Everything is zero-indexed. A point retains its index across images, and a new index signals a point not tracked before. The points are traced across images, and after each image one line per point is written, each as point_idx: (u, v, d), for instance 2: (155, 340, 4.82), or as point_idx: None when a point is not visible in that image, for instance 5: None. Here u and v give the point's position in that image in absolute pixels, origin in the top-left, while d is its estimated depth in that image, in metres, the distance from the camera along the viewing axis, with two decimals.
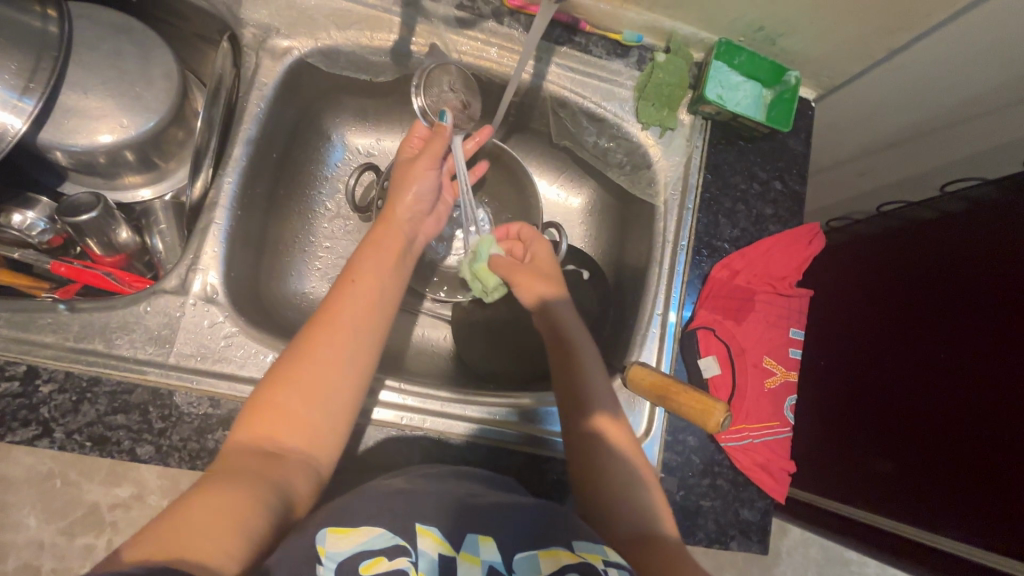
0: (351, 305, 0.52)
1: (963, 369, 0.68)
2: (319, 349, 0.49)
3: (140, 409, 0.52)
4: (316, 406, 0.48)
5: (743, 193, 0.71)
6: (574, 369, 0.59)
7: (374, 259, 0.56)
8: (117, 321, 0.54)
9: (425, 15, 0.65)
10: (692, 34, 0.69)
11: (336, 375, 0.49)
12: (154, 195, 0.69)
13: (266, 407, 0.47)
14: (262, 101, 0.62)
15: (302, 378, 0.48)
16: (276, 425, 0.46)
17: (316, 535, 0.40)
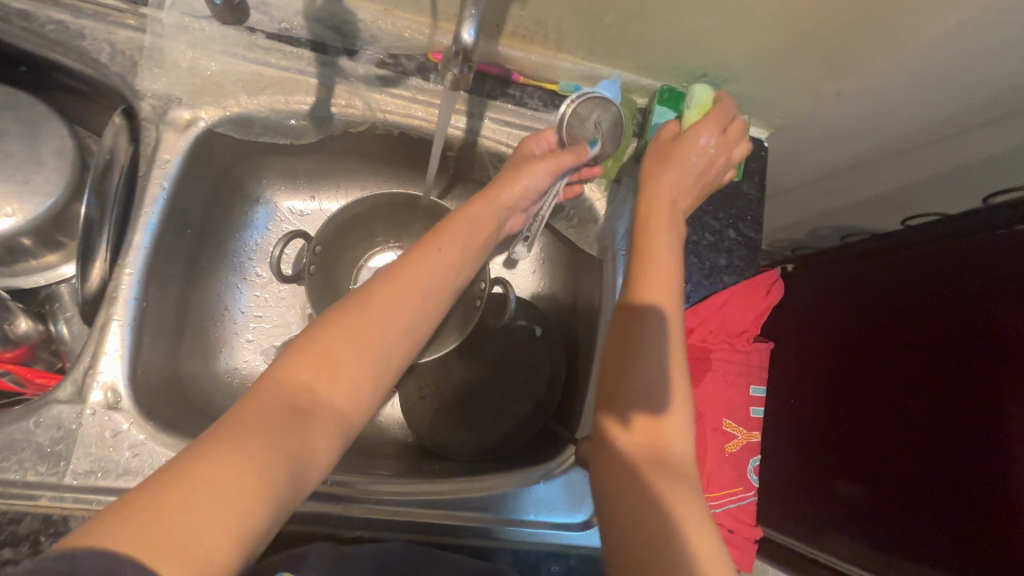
0: (425, 273, 0.49)
1: (948, 393, 0.60)
2: (375, 314, 0.45)
3: (29, 540, 0.47)
4: (368, 362, 0.43)
5: (695, 244, 0.67)
6: (642, 364, 0.48)
7: (460, 228, 0.54)
8: (4, 440, 0.49)
9: (343, 74, 0.60)
10: (633, 81, 0.66)
11: (377, 346, 0.44)
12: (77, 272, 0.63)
13: (315, 350, 0.42)
14: (166, 179, 0.57)
15: (363, 332, 0.44)
16: (316, 375, 0.41)
17: None
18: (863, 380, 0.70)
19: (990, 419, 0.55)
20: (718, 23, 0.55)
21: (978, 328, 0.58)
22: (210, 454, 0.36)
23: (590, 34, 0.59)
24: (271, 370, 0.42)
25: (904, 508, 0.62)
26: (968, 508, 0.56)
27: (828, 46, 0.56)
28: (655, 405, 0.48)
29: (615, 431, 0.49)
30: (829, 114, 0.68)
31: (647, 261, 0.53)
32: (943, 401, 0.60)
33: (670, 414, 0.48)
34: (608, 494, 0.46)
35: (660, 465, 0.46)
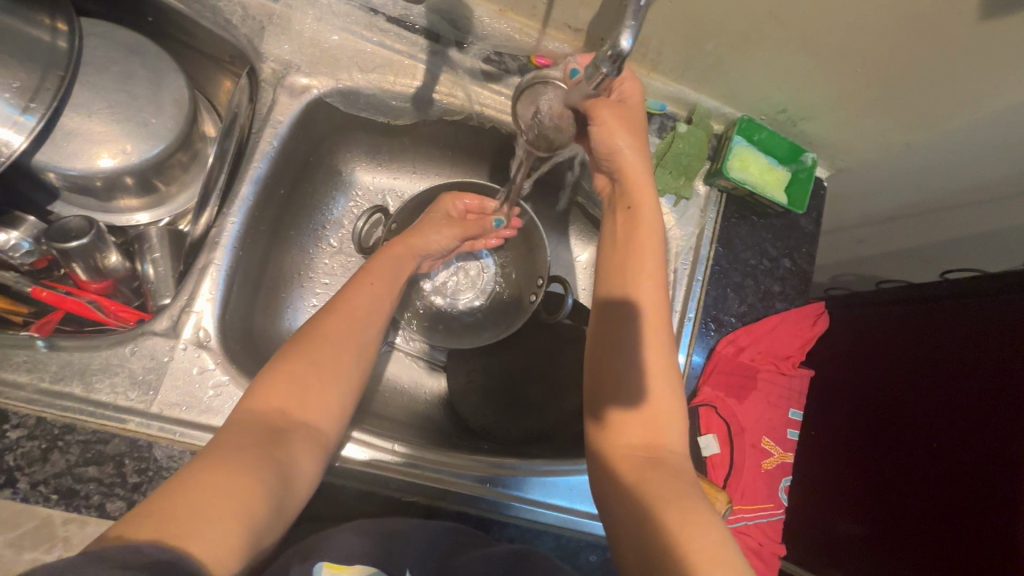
0: (359, 315, 0.54)
1: (957, 431, 0.63)
2: (318, 347, 0.50)
3: (115, 460, 0.49)
4: (332, 377, 0.49)
5: (753, 268, 0.71)
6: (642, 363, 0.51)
7: (388, 261, 0.63)
8: (100, 362, 0.51)
9: (450, 64, 0.64)
10: (715, 107, 0.70)
11: (336, 373, 0.49)
12: (151, 220, 0.66)
13: (279, 380, 0.47)
14: (275, 140, 0.60)
15: (321, 354, 0.49)
16: (284, 397, 0.46)
17: (314, 567, 0.43)
18: (875, 429, 0.73)
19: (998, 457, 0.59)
20: (813, 64, 0.59)
21: (986, 371, 0.62)
22: (213, 467, 0.38)
23: (686, 57, 0.63)
24: (241, 403, 0.46)
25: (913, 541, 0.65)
26: (976, 546, 0.59)
27: (906, 99, 0.61)
28: (643, 403, 0.50)
29: (622, 430, 0.50)
30: (890, 162, 0.72)
31: (635, 256, 0.54)
32: (950, 438, 0.64)
33: (664, 416, 0.50)
34: (621, 505, 0.47)
35: (663, 465, 0.48)
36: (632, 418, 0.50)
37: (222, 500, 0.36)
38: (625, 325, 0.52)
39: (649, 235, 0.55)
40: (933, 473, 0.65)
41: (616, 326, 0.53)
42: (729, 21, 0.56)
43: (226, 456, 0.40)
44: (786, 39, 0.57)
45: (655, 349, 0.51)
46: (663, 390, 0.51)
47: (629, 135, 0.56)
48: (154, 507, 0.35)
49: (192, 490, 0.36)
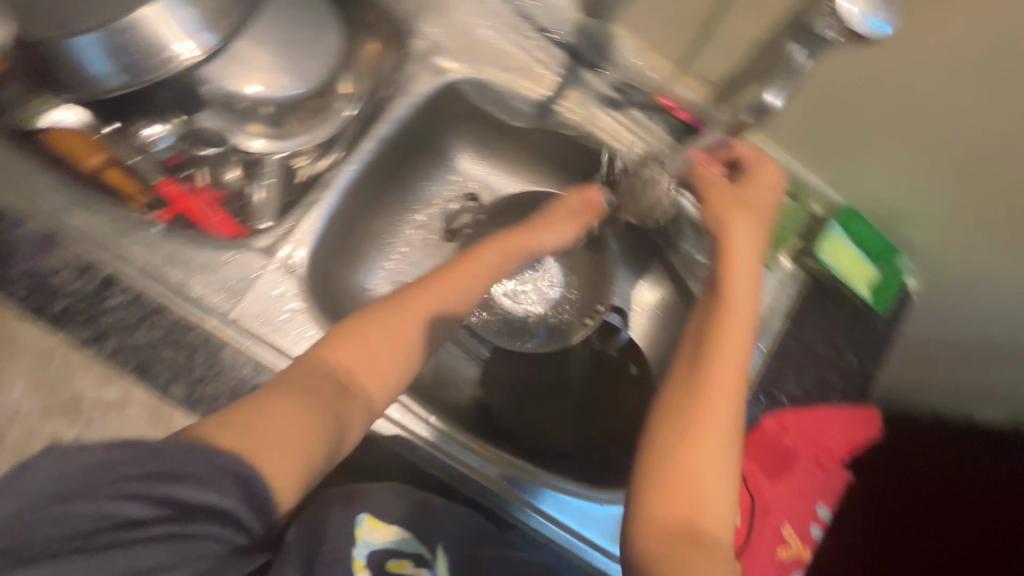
0: (444, 300, 0.57)
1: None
2: (390, 318, 0.53)
3: (189, 349, 0.53)
4: (399, 350, 0.52)
5: (816, 354, 0.70)
6: (692, 435, 0.49)
7: (501, 247, 0.63)
8: (201, 260, 0.56)
9: (580, 83, 0.68)
10: (822, 189, 0.70)
11: (402, 353, 0.52)
12: (265, 149, 0.70)
13: (351, 341, 0.50)
14: (406, 109, 0.65)
15: (396, 326, 0.53)
16: (352, 357, 0.50)
17: (357, 516, 0.49)
18: None
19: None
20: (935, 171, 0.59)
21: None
22: (272, 404, 0.43)
23: (808, 134, 0.64)
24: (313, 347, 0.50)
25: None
26: None
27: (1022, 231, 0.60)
28: (690, 471, 0.48)
29: (665, 498, 0.47)
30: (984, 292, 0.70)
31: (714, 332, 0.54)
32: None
33: (712, 495, 0.47)
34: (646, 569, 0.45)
35: (697, 541, 0.45)
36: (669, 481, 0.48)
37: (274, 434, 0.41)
38: (689, 389, 0.51)
39: (740, 313, 0.54)
40: None
41: (674, 390, 0.52)
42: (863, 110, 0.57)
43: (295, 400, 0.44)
44: (911, 140, 0.59)
45: (715, 420, 0.49)
46: (708, 472, 0.48)
47: (751, 215, 0.59)
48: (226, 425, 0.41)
49: (252, 417, 0.42)
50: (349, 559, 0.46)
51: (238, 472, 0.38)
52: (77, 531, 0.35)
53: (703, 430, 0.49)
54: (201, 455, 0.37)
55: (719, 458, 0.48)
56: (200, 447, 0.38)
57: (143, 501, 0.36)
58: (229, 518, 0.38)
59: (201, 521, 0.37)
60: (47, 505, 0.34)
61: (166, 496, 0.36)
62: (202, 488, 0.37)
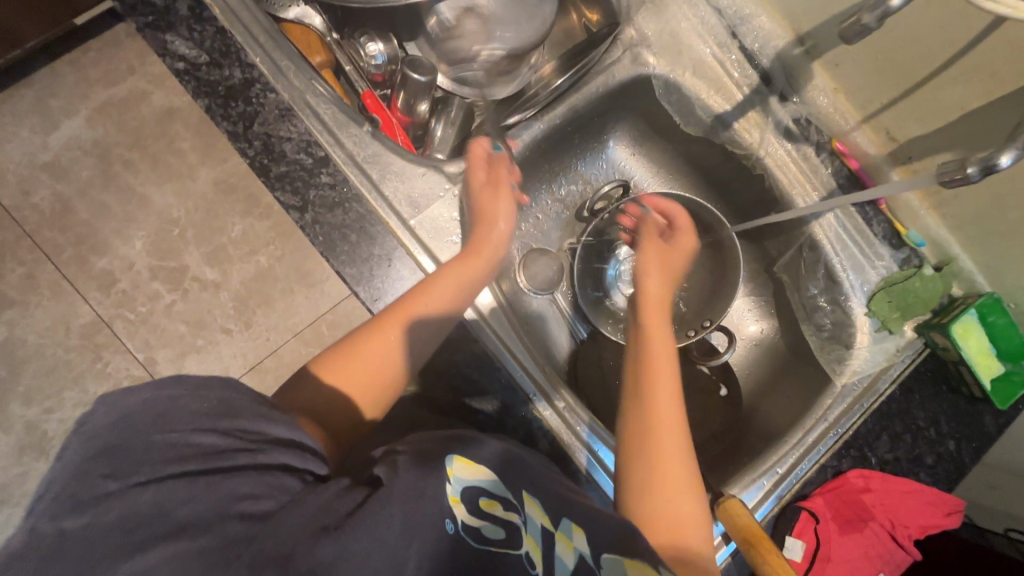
0: (421, 315, 0.53)
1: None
2: (378, 341, 0.52)
3: (370, 240, 0.58)
4: (387, 352, 0.52)
5: (917, 428, 0.70)
6: (655, 493, 0.53)
7: (450, 279, 0.56)
8: (397, 168, 0.61)
9: (764, 107, 0.71)
10: (969, 271, 0.70)
11: (396, 349, 0.52)
12: (443, 83, 0.76)
13: (340, 364, 0.51)
14: (602, 87, 0.70)
15: (374, 334, 0.52)
16: (345, 367, 0.51)
17: (446, 456, 0.44)
18: None
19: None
20: None
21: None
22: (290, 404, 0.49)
23: (978, 213, 0.65)
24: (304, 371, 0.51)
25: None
26: None
27: None
28: (665, 512, 0.52)
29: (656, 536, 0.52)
30: None
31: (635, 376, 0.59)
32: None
33: (687, 527, 0.53)
34: None
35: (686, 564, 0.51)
36: (652, 520, 0.52)
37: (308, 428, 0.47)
38: (648, 441, 0.55)
39: (665, 361, 0.59)
40: None
41: (639, 446, 0.55)
42: None
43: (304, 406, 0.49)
44: None
45: (670, 465, 0.54)
46: (685, 512, 0.53)
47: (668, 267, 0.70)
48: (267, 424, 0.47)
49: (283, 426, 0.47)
50: (445, 493, 0.41)
51: (269, 433, 0.38)
52: (169, 454, 0.34)
53: (665, 484, 0.53)
54: (238, 405, 0.38)
55: (682, 495, 0.53)
56: (237, 389, 0.39)
57: (214, 435, 0.36)
58: (306, 448, 0.39)
59: (273, 451, 0.37)
60: (134, 434, 0.35)
61: (237, 429, 0.37)
62: (274, 423, 0.38)
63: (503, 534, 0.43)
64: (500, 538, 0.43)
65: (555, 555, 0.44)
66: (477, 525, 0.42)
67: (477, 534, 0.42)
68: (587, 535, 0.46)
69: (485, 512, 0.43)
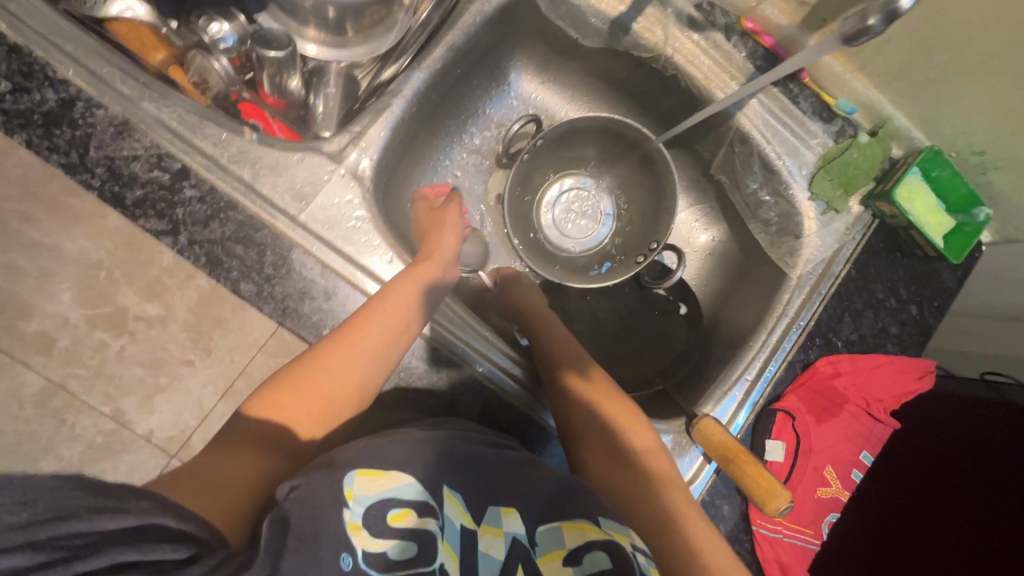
0: (375, 328, 0.51)
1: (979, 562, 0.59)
2: (325, 364, 0.50)
3: (259, 248, 0.53)
4: (334, 380, 0.50)
5: (877, 301, 0.68)
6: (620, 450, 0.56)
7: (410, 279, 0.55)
8: (270, 160, 0.55)
9: (661, 0, 0.64)
10: (906, 129, 0.66)
11: (348, 376, 0.50)
12: (318, 54, 0.68)
13: (284, 394, 0.49)
14: (479, 16, 0.62)
15: (323, 361, 0.50)
16: (274, 408, 0.48)
17: (345, 475, 0.42)
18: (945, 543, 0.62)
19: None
20: None
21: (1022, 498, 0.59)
22: (220, 455, 0.44)
23: (906, 64, 0.60)
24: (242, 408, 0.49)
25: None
26: None
27: None
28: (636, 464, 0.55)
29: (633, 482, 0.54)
30: None
31: (554, 365, 0.61)
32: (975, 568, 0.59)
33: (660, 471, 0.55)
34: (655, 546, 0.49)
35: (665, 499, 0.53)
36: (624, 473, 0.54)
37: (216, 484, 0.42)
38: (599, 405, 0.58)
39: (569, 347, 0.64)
40: None
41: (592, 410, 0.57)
42: (979, 32, 0.53)
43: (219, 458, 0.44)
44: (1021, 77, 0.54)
45: (622, 422, 0.57)
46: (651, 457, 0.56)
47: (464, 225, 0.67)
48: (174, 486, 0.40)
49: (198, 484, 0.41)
50: (342, 520, 0.40)
51: (132, 519, 0.34)
52: None
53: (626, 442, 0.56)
54: (87, 497, 0.33)
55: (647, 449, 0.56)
56: (88, 483, 0.34)
57: (36, 551, 0.31)
58: (163, 532, 0.34)
59: (104, 553, 0.32)
60: None
61: (64, 534, 0.32)
62: (118, 515, 0.33)
63: (414, 552, 0.41)
64: (411, 556, 0.41)
65: (478, 549, 0.44)
66: (381, 548, 0.40)
67: (383, 560, 0.40)
68: (518, 515, 0.47)
69: (396, 526, 0.42)
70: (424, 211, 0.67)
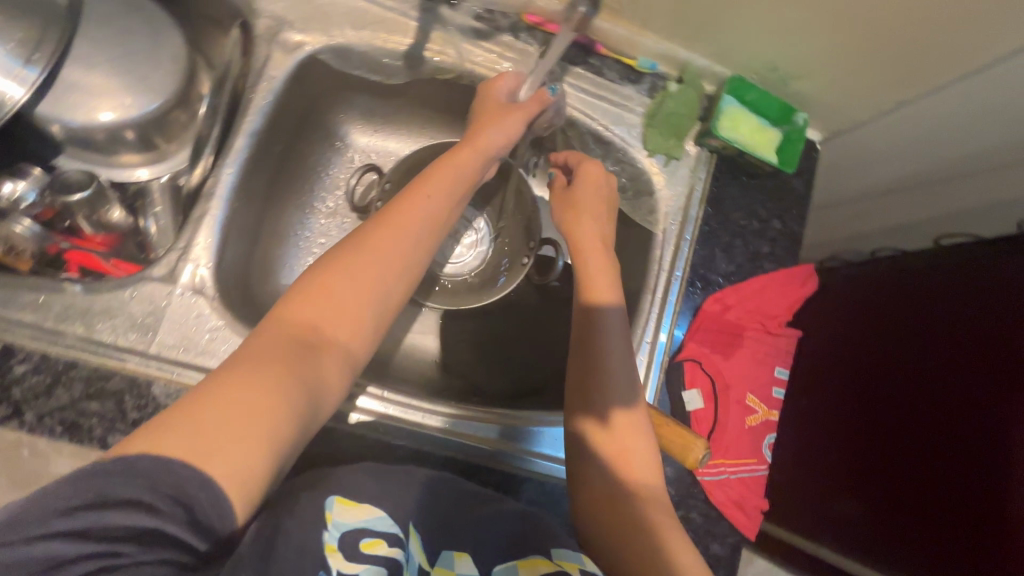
0: (391, 252, 0.50)
1: (931, 411, 0.56)
2: (343, 300, 0.46)
3: (115, 397, 0.52)
4: (350, 320, 0.46)
5: (742, 229, 0.72)
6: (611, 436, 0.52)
7: (436, 202, 0.54)
8: (101, 305, 0.54)
9: (442, 22, 0.65)
10: (706, 67, 0.70)
11: (360, 316, 0.47)
12: (150, 175, 0.67)
13: (314, 291, 0.46)
14: (270, 94, 0.61)
15: (335, 289, 0.46)
16: (321, 311, 0.45)
17: (325, 499, 0.41)
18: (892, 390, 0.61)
19: (987, 432, 0.50)
20: (805, 16, 0.59)
21: (977, 352, 0.53)
22: (237, 381, 0.38)
23: (678, 13, 0.63)
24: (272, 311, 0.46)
25: (896, 537, 0.57)
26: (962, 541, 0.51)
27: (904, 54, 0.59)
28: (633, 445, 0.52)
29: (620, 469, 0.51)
30: None
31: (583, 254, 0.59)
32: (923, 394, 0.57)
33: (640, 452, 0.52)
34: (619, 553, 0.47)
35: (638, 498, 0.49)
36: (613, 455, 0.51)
37: (238, 416, 0.37)
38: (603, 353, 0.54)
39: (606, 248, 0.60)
40: (936, 451, 0.54)
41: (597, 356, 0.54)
42: None
43: (246, 371, 0.39)
44: None
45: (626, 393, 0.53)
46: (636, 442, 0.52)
47: (501, 125, 0.60)
48: (193, 416, 0.36)
49: (224, 409, 0.37)
50: (318, 546, 0.39)
51: (184, 489, 0.33)
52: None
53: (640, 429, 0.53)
54: (133, 473, 0.32)
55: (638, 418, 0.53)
56: (134, 463, 0.32)
57: (77, 539, 0.31)
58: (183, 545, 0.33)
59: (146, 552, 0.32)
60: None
61: (107, 528, 0.32)
62: (152, 515, 0.32)
63: None
64: None
65: None
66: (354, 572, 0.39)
67: None
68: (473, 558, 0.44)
69: (367, 555, 0.39)
70: (490, 100, 0.62)
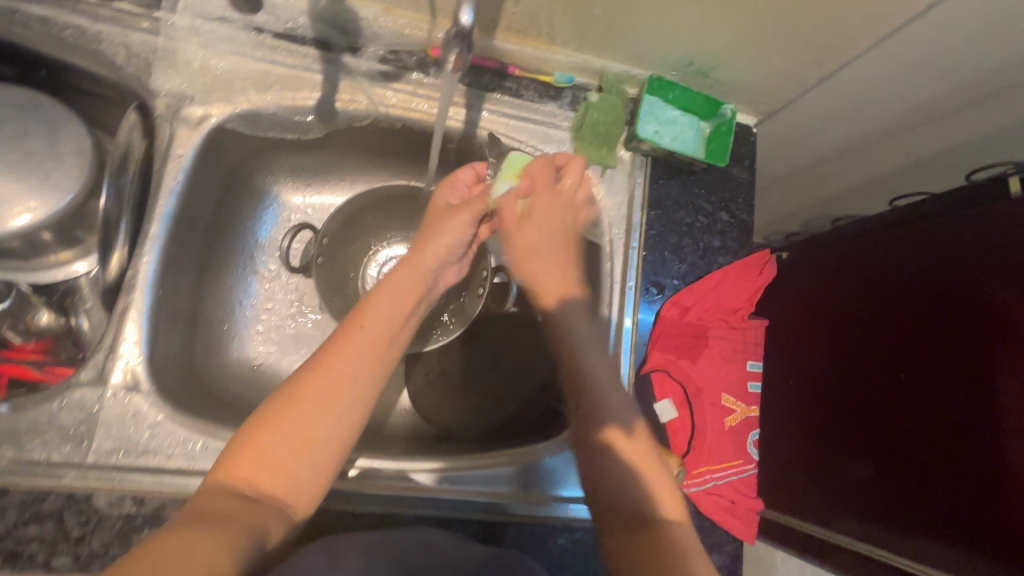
0: (344, 380, 0.47)
1: (926, 372, 0.59)
2: (296, 436, 0.44)
3: (54, 517, 0.50)
4: (306, 454, 0.44)
5: (689, 227, 0.70)
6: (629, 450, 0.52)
7: (383, 323, 0.52)
8: (28, 422, 0.51)
9: (347, 71, 0.63)
10: (623, 71, 0.68)
11: (311, 453, 0.44)
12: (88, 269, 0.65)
13: (253, 448, 0.43)
14: (180, 174, 0.60)
15: (288, 430, 0.44)
16: (260, 473, 0.42)
17: None
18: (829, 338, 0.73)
19: (979, 390, 0.54)
20: (703, 12, 0.57)
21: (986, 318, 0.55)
22: (179, 536, 0.35)
23: (580, 27, 0.62)
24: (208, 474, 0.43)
25: (910, 499, 0.59)
26: (976, 499, 0.53)
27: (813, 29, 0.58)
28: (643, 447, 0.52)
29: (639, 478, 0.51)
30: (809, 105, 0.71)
31: (556, 283, 0.62)
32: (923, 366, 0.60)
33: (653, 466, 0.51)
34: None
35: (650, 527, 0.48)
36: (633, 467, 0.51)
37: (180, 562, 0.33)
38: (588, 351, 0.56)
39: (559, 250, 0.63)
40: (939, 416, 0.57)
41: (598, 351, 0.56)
42: None
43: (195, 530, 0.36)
44: None
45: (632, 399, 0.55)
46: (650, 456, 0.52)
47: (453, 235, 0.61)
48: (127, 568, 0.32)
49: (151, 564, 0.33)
50: None
51: None
52: None
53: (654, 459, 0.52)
54: None
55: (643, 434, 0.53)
56: None
57: None
58: None
59: None
60: None
61: None
62: None
63: None
64: None
65: None
66: None
67: None
68: None
69: None
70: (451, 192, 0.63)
